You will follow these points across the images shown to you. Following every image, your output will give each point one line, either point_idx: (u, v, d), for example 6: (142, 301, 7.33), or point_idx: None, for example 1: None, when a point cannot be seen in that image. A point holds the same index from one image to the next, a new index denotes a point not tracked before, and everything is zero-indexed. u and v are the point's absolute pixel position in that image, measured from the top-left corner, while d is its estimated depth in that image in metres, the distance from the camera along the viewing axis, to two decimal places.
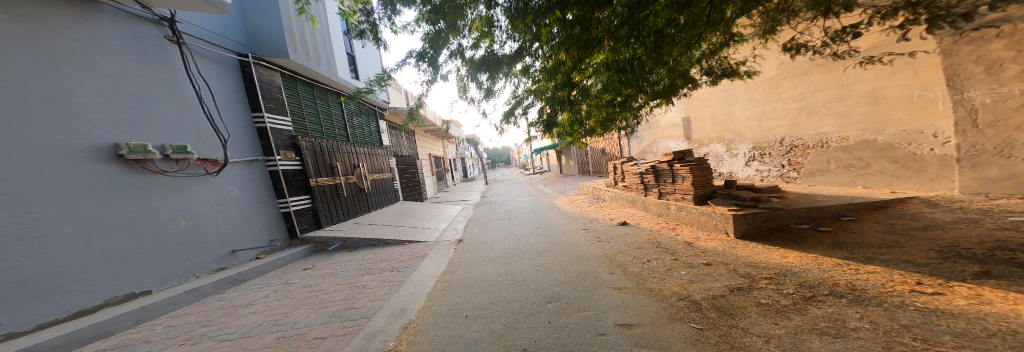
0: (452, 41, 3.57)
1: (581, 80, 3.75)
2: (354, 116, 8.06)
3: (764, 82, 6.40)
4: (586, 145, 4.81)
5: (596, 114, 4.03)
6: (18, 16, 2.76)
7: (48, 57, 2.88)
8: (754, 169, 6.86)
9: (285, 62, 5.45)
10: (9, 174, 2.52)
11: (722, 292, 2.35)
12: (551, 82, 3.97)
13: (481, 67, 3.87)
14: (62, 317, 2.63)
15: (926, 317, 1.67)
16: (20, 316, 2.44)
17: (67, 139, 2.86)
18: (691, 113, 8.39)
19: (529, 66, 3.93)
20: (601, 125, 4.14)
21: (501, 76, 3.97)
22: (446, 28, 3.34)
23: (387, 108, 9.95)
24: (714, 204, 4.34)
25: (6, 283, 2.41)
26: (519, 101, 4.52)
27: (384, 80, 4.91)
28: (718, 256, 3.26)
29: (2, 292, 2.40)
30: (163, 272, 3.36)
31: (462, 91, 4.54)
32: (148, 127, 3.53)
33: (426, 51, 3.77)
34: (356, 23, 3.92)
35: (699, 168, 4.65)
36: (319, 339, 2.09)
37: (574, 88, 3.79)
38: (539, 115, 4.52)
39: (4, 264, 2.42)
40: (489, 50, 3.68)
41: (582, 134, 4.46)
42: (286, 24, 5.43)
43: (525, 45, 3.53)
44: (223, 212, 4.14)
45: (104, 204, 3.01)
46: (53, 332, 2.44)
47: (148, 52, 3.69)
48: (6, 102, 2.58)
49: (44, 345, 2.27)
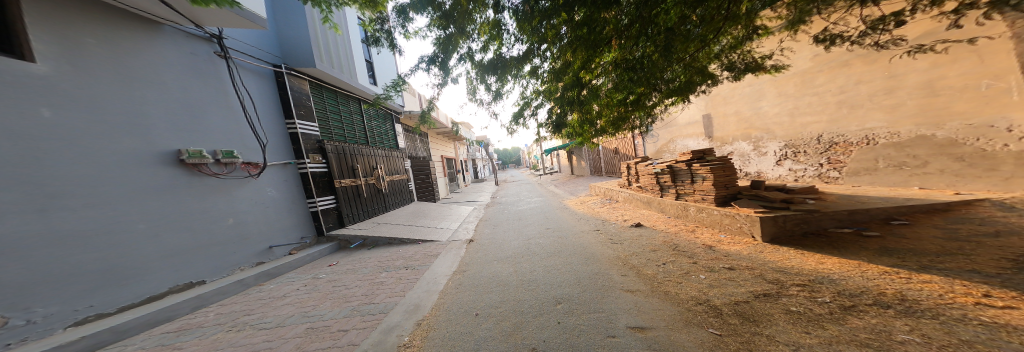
0: (462, 44, 3.63)
1: (591, 79, 3.69)
2: (373, 120, 8.35)
3: (796, 75, 6.06)
4: (596, 145, 4.72)
5: (607, 113, 3.98)
6: (101, 37, 3.13)
7: (125, 73, 3.24)
8: (786, 168, 6.47)
9: (313, 71, 5.77)
10: (98, 175, 2.86)
11: (750, 298, 2.26)
12: (560, 82, 3.93)
13: (490, 70, 3.90)
14: (136, 302, 2.95)
15: (993, 333, 1.52)
16: (104, 299, 2.76)
17: (136, 144, 3.18)
18: (712, 110, 8.06)
19: (538, 67, 3.91)
20: (613, 124, 4.08)
21: (510, 78, 3.99)
22: (456, 33, 3.39)
23: (403, 112, 10.35)
24: (737, 205, 4.19)
25: (89, 271, 2.71)
26: (527, 102, 4.49)
27: (399, 84, 4.97)
28: (741, 260, 3.12)
29: (87, 279, 2.69)
30: (214, 265, 3.66)
31: (471, 94, 4.57)
32: (202, 133, 3.88)
33: (437, 55, 3.85)
34: (372, 31, 4.02)
35: (721, 167, 4.51)
36: (342, 331, 2.21)
37: (584, 88, 3.73)
38: (548, 115, 4.46)
39: (88, 253, 2.72)
40: (498, 54, 3.71)
41: (593, 134, 4.40)
42: (314, 36, 5.77)
43: (533, 46, 3.53)
44: (263, 211, 4.46)
45: (167, 204, 3.33)
46: (129, 314, 2.76)
47: (200, 65, 4.03)
48: (93, 110, 2.93)
49: (123, 326, 2.56)
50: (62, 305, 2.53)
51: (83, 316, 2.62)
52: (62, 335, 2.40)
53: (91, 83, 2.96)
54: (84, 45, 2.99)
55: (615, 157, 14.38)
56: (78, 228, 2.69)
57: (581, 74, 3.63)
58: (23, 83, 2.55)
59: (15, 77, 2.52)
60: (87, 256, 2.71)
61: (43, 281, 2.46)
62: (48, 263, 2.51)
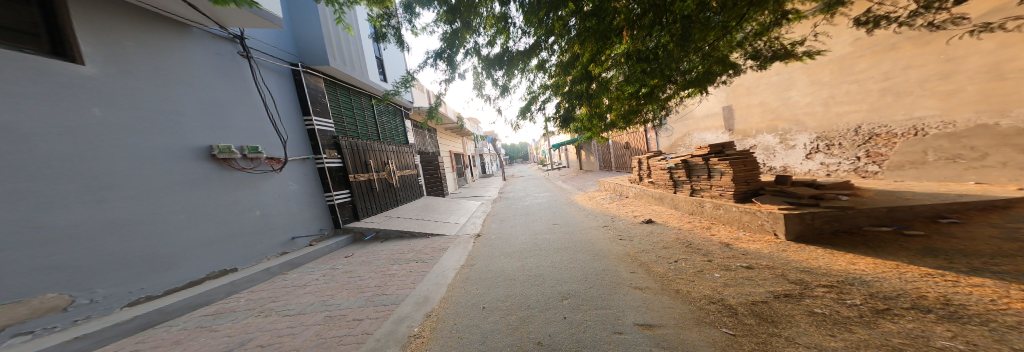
0: (467, 39, 3.60)
1: (601, 72, 3.58)
2: (384, 116, 8.53)
3: (833, 61, 5.63)
4: (606, 139, 4.60)
5: (618, 106, 3.86)
6: (139, 40, 3.36)
7: (161, 74, 3.47)
8: (817, 162, 6.07)
9: (327, 68, 5.93)
10: (142, 169, 3.11)
11: (768, 298, 2.17)
12: (568, 76, 3.82)
13: (495, 65, 3.85)
14: (179, 286, 3.23)
15: None
16: (152, 283, 3.04)
17: (173, 140, 3.42)
18: (734, 101, 7.64)
19: (545, 61, 3.82)
20: (624, 118, 3.95)
21: (516, 72, 3.94)
22: (462, 27, 3.37)
23: (412, 108, 10.51)
24: (758, 201, 4.01)
25: (138, 257, 2.98)
26: (534, 96, 4.41)
27: (409, 81, 5.00)
28: (760, 258, 3.00)
29: (137, 264, 2.96)
30: (244, 254, 3.92)
31: (478, 89, 4.54)
32: (230, 130, 4.11)
33: (442, 51, 3.84)
34: (380, 27, 4.03)
35: (741, 162, 4.32)
36: (356, 320, 2.32)
37: (593, 81, 3.62)
38: (555, 109, 4.31)
39: (138, 241, 2.99)
40: (504, 48, 3.67)
41: (602, 129, 4.19)
42: (328, 35, 5.94)
43: (539, 39, 3.44)
44: (286, 203, 4.70)
45: (202, 196, 3.58)
46: (173, 297, 3.03)
47: (226, 65, 4.25)
48: (135, 109, 3.16)
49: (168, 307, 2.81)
50: (117, 287, 2.81)
51: (136, 297, 2.91)
52: (118, 315, 2.68)
53: (133, 84, 3.20)
54: (124, 48, 3.21)
55: (626, 152, 14.11)
56: (127, 218, 2.95)
57: (591, 67, 3.54)
58: (75, 84, 2.79)
59: (69, 79, 2.76)
60: (137, 244, 2.99)
61: (102, 265, 2.74)
62: (105, 249, 2.78)
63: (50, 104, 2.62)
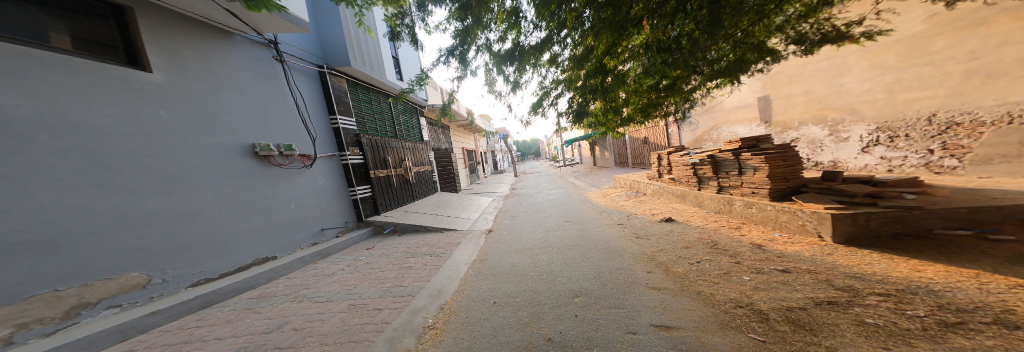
0: (479, 35, 3.61)
1: (616, 65, 3.43)
2: (400, 115, 8.84)
3: (901, 42, 4.96)
4: (621, 134, 4.42)
5: (635, 100, 3.66)
6: (195, 49, 3.74)
7: (212, 80, 3.85)
8: (877, 156, 5.41)
9: (348, 69, 6.24)
10: (200, 165, 3.49)
11: (805, 304, 2.00)
12: (581, 70, 3.70)
13: (507, 60, 3.82)
14: (231, 271, 3.61)
15: None
16: (210, 267, 3.42)
17: (223, 140, 3.80)
18: (771, 91, 6.99)
19: (557, 55, 3.74)
20: (641, 112, 3.71)
21: (528, 68, 3.91)
22: (474, 24, 3.38)
23: (426, 106, 10.83)
24: (799, 199, 3.68)
25: (199, 244, 3.36)
26: (546, 92, 4.32)
27: (422, 79, 5.14)
28: (800, 262, 2.75)
29: (197, 250, 3.35)
30: (282, 244, 4.29)
31: (490, 86, 4.54)
32: (269, 130, 4.48)
33: (455, 48, 3.88)
34: (395, 27, 4.12)
35: (780, 156, 3.99)
36: (376, 309, 2.47)
37: (608, 75, 3.47)
38: (568, 104, 4.14)
39: (198, 229, 3.37)
40: (516, 43, 3.63)
41: (618, 124, 3.97)
42: (348, 35, 6.19)
43: (552, 33, 3.38)
44: (316, 197, 5.06)
45: (247, 190, 3.94)
46: (226, 281, 3.40)
47: (263, 69, 4.62)
48: (192, 113, 3.54)
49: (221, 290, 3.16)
50: (182, 270, 3.20)
51: (197, 279, 3.30)
52: (183, 294, 3.06)
53: (191, 90, 3.59)
54: (183, 56, 3.59)
55: (644, 147, 13.66)
56: (189, 209, 3.32)
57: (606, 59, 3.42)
58: (144, 91, 3.17)
59: (141, 86, 3.15)
60: (198, 232, 3.37)
61: (170, 250, 3.12)
62: (172, 236, 3.16)
63: (128, 108, 3.01)
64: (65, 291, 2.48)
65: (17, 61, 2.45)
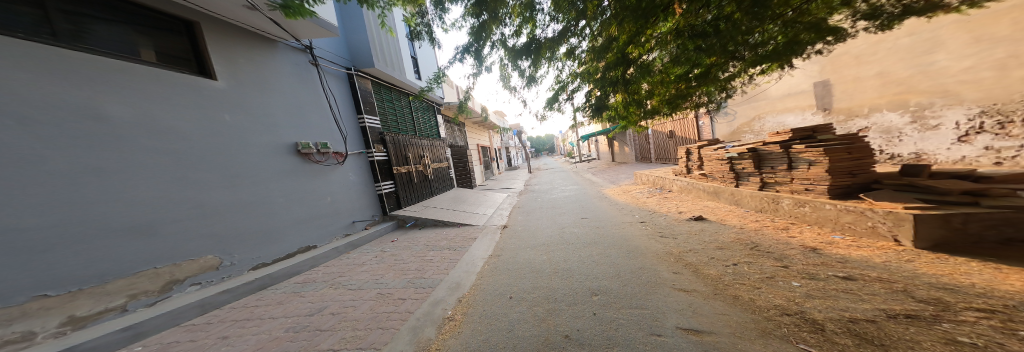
0: (494, 31, 3.60)
1: (641, 54, 3.24)
2: (418, 112, 9.14)
3: (1013, 9, 4.04)
4: (644, 128, 4.18)
5: (661, 91, 3.41)
6: (250, 58, 4.20)
7: (262, 86, 4.31)
8: (982, 147, 4.44)
9: (372, 70, 6.54)
10: (254, 162, 3.92)
11: (873, 316, 1.72)
12: (600, 62, 3.54)
13: (522, 55, 3.76)
14: (281, 257, 4.04)
15: None
16: (264, 253, 3.86)
17: (271, 139, 4.23)
18: (831, 75, 6.13)
19: (574, 47, 3.60)
20: (667, 104, 3.48)
21: (543, 62, 3.83)
22: (489, 19, 3.37)
23: (443, 103, 11.14)
24: (870, 197, 3.19)
25: (256, 233, 3.81)
26: (562, 86, 4.19)
27: (439, 77, 5.25)
28: (868, 269, 2.38)
29: (254, 238, 3.78)
30: (320, 234, 4.71)
31: (505, 81, 4.50)
32: (308, 131, 4.91)
33: (470, 45, 3.90)
34: (416, 26, 4.20)
35: (844, 148, 3.50)
36: (400, 299, 2.62)
37: (631, 65, 3.27)
38: (586, 98, 3.97)
39: (255, 220, 3.81)
40: (531, 37, 3.56)
41: (640, 116, 3.68)
42: (372, 37, 6.49)
43: (569, 24, 3.28)
44: (348, 192, 5.46)
45: (291, 186, 4.36)
46: (277, 266, 3.82)
47: (303, 74, 5.07)
48: (247, 116, 3.98)
49: (272, 274, 3.55)
50: (244, 255, 3.64)
51: (256, 264, 3.75)
52: (244, 276, 3.49)
53: (246, 96, 4.04)
54: (239, 65, 4.03)
55: (670, 142, 13.00)
56: (247, 201, 3.76)
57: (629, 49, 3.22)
58: (210, 96, 3.61)
59: (208, 93, 3.61)
60: (254, 222, 3.81)
61: (233, 238, 3.56)
62: (235, 226, 3.60)
63: (200, 114, 3.48)
64: (162, 269, 2.98)
65: (119, 76, 2.92)
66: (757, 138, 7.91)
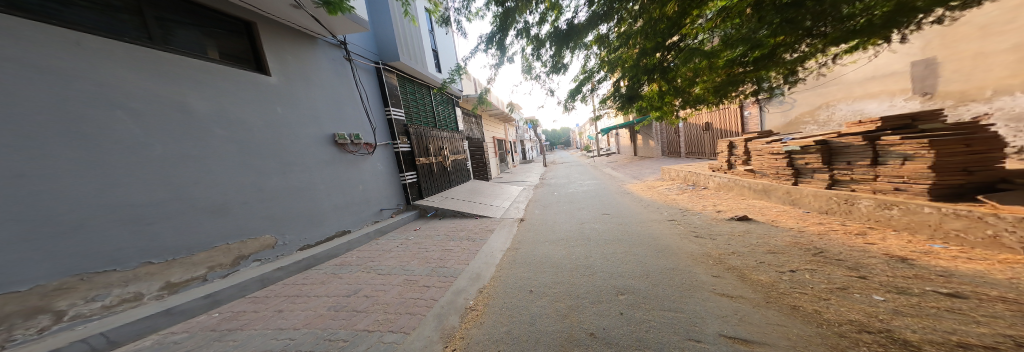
0: (519, 18, 3.50)
1: (684, 37, 2.93)
2: (439, 105, 9.39)
3: None
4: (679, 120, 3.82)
5: (706, 78, 3.02)
6: (295, 55, 4.62)
7: (306, 81, 4.73)
8: None
9: (399, 64, 6.79)
10: (300, 152, 4.35)
11: (993, 342, 1.34)
12: (635, 47, 3.29)
13: (547, 44, 3.62)
14: (322, 240, 4.45)
15: None
16: (309, 236, 4.27)
17: (313, 131, 4.65)
18: (944, 51, 4.98)
19: (603, 34, 3.39)
20: (711, 92, 3.12)
21: (568, 52, 3.67)
22: (516, 6, 3.29)
23: (463, 96, 11.32)
24: (994, 200, 2.57)
25: (303, 217, 4.22)
26: (588, 76, 3.99)
27: (461, 68, 5.25)
28: (985, 286, 1.90)
29: (302, 221, 4.20)
30: (354, 221, 5.09)
31: (528, 72, 4.37)
32: (344, 124, 5.31)
33: (494, 35, 3.85)
34: (441, 14, 4.18)
35: (959, 139, 2.85)
36: (424, 287, 2.71)
37: (670, 51, 2.99)
38: (614, 88, 3.74)
39: (301, 205, 4.23)
40: (558, 24, 3.41)
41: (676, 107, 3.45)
42: (397, 31, 6.70)
43: (601, 10, 3.10)
44: (378, 181, 5.82)
45: (329, 175, 4.76)
46: (320, 248, 4.20)
47: (339, 68, 5.44)
48: (294, 109, 4.41)
49: (316, 256, 3.94)
50: (293, 237, 4.06)
51: (303, 246, 4.16)
52: (293, 256, 3.90)
53: (293, 90, 4.46)
54: (286, 61, 4.46)
55: (706, 134, 11.95)
56: (295, 187, 4.19)
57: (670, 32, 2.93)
58: (265, 90, 4.04)
59: (264, 87, 4.04)
60: (301, 207, 4.22)
61: (285, 220, 3.99)
62: (286, 210, 4.02)
63: (259, 109, 3.92)
64: (232, 245, 3.42)
65: (200, 74, 3.38)
66: (823, 130, 6.80)
